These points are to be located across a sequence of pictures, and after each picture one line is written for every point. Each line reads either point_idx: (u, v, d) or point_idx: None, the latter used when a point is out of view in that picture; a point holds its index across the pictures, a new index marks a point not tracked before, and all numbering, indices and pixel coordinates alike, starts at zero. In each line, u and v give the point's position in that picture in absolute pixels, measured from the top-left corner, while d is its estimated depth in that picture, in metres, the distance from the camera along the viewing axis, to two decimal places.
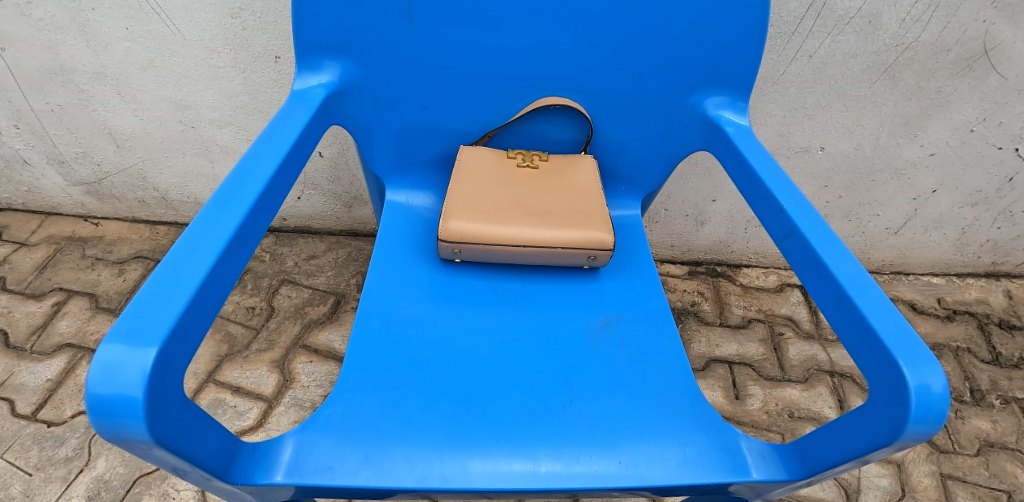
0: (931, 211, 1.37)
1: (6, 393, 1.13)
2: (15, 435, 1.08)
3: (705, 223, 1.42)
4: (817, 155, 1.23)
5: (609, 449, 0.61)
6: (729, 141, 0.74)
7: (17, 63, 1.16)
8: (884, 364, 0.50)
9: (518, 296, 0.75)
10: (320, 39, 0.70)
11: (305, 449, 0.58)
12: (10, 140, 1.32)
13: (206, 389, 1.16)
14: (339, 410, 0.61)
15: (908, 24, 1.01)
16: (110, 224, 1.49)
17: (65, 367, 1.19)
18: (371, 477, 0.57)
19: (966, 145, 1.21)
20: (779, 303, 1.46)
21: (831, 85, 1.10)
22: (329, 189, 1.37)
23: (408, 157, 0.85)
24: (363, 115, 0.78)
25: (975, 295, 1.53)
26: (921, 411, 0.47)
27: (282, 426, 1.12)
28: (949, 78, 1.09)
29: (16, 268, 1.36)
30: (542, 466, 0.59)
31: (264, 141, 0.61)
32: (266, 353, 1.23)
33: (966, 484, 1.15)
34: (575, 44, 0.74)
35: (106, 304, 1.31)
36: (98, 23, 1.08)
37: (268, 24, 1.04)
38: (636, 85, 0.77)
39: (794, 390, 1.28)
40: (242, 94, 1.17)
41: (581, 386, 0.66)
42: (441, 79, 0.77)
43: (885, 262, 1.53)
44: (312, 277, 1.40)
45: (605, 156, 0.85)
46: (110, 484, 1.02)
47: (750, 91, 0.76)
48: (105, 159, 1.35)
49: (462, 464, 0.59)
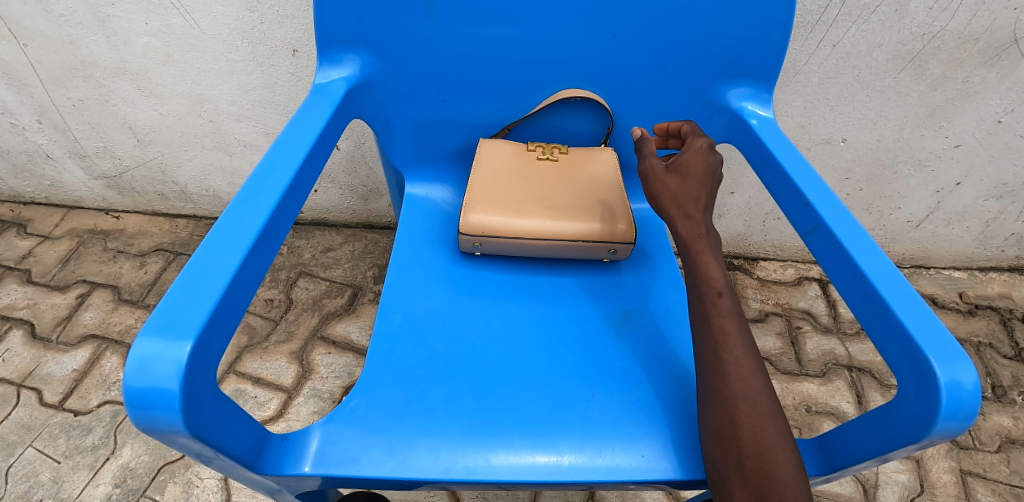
0: (955, 204, 1.34)
1: (34, 383, 1.16)
2: (44, 424, 1.10)
3: (723, 216, 1.40)
4: (839, 147, 1.21)
5: (632, 442, 0.61)
6: (752, 134, 0.73)
7: (39, 59, 1.18)
8: (913, 361, 0.50)
9: (537, 289, 0.75)
10: (341, 33, 0.71)
11: (332, 440, 0.58)
12: (33, 135, 1.35)
13: (227, 380, 1.18)
14: (363, 402, 0.62)
15: (936, 12, 0.99)
16: (131, 217, 1.51)
17: (91, 357, 1.21)
18: (395, 469, 0.57)
19: (992, 136, 1.18)
20: (797, 297, 1.45)
21: (855, 76, 1.08)
22: (346, 182, 1.38)
23: (426, 149, 0.85)
24: (383, 108, 0.78)
25: (998, 290, 1.50)
26: (951, 409, 0.47)
27: (302, 417, 1.13)
28: (977, 67, 1.06)
29: (41, 261, 1.39)
30: (565, 457, 0.60)
31: (287, 137, 0.61)
32: (285, 344, 1.25)
33: (985, 480, 1.14)
34: (597, 35, 0.74)
35: (128, 295, 1.33)
36: (118, 18, 1.09)
37: (286, 17, 1.04)
38: (658, 76, 0.76)
39: (812, 385, 1.27)
40: (259, 88, 1.17)
41: (602, 380, 0.66)
42: (461, 69, 0.76)
43: (905, 255, 1.51)
44: (329, 270, 1.41)
45: (625, 148, 0.85)
46: (136, 472, 1.05)
47: (775, 82, 0.74)
48: (125, 154, 1.37)
49: (486, 456, 0.59)
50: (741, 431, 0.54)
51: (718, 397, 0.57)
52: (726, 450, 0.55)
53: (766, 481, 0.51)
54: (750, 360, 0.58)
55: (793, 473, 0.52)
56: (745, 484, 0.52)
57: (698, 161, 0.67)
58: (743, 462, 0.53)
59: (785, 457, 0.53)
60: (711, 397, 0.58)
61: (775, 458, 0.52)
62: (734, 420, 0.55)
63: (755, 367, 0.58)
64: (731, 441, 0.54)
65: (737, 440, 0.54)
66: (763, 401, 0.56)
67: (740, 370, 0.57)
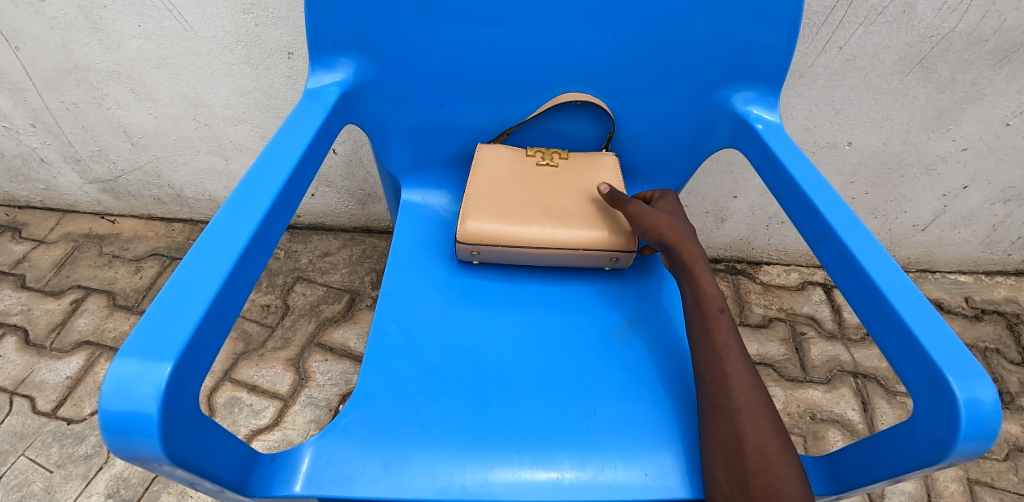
0: (962, 208, 1.32)
1: (27, 391, 1.14)
2: (36, 432, 1.08)
3: (726, 220, 1.38)
4: (844, 150, 1.19)
5: (635, 459, 0.59)
6: (758, 139, 0.71)
7: (31, 62, 1.16)
8: (930, 378, 0.48)
9: (537, 298, 0.74)
10: (334, 36, 0.69)
11: (324, 458, 0.56)
12: (26, 138, 1.33)
13: (222, 387, 1.16)
14: (356, 418, 0.60)
15: (944, 13, 0.97)
16: (126, 221, 1.50)
17: (84, 364, 1.19)
18: (390, 488, 0.55)
19: (1000, 139, 1.16)
20: (801, 302, 1.43)
21: (861, 78, 1.06)
22: (343, 186, 1.36)
23: (423, 155, 0.83)
24: (378, 113, 0.77)
25: (1005, 294, 1.48)
26: (971, 429, 0.45)
27: (298, 426, 1.11)
28: (986, 69, 1.04)
29: (35, 266, 1.37)
30: (566, 475, 0.58)
31: (277, 143, 0.59)
32: (281, 351, 1.23)
33: (994, 489, 1.11)
34: (598, 38, 0.72)
35: (123, 301, 1.31)
36: (111, 21, 1.07)
37: (281, 19, 1.02)
38: (661, 79, 0.74)
39: (817, 392, 1.25)
40: (255, 91, 1.15)
41: (604, 394, 0.64)
42: (458, 73, 0.74)
43: (911, 259, 1.48)
44: (326, 275, 1.39)
45: (626, 152, 0.83)
46: (129, 482, 1.03)
47: (781, 85, 0.72)
48: (120, 157, 1.35)
49: (483, 475, 0.57)
50: (746, 444, 0.53)
51: (720, 412, 0.57)
52: (730, 467, 0.53)
53: (772, 496, 0.50)
54: (751, 376, 0.58)
55: (799, 489, 0.50)
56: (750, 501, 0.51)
57: (671, 203, 0.72)
58: (748, 477, 0.52)
59: (791, 471, 0.51)
60: (712, 411, 0.58)
61: (780, 472, 0.51)
62: (737, 433, 0.54)
63: (756, 384, 0.58)
64: (736, 456, 0.53)
65: (742, 454, 0.53)
66: (766, 416, 0.55)
67: (743, 385, 0.57)
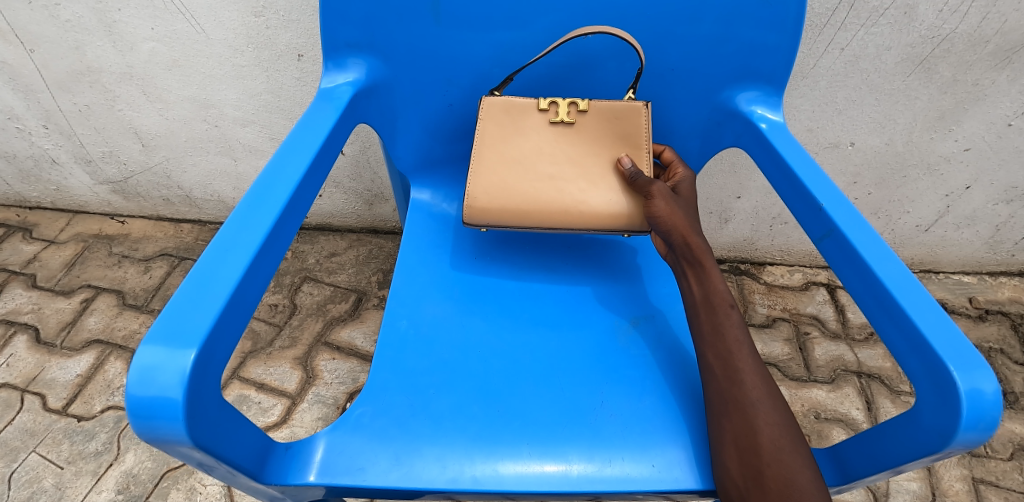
0: (965, 208, 1.33)
1: (38, 388, 1.16)
2: (47, 429, 1.10)
3: (729, 220, 1.39)
4: (847, 151, 1.20)
5: (643, 452, 0.60)
6: (762, 138, 0.72)
7: (45, 64, 1.18)
8: (932, 370, 0.49)
9: (545, 296, 0.75)
10: (346, 37, 0.70)
11: (338, 449, 0.58)
12: (39, 140, 1.35)
13: (231, 385, 1.18)
14: (368, 411, 0.61)
15: (945, 14, 0.98)
16: (136, 222, 1.51)
17: (94, 362, 1.21)
18: (401, 478, 0.56)
19: (1002, 140, 1.17)
20: (805, 302, 1.43)
21: (863, 79, 1.07)
22: (350, 187, 1.38)
23: (432, 155, 0.84)
24: (389, 112, 0.78)
25: (1009, 294, 1.48)
26: (972, 418, 0.46)
27: (306, 423, 1.13)
28: (987, 70, 1.05)
29: (46, 265, 1.39)
30: (574, 467, 0.59)
31: (292, 142, 0.61)
32: (289, 350, 1.24)
33: (999, 489, 1.12)
34: (604, 39, 0.73)
35: (132, 300, 1.33)
36: (124, 23, 1.09)
37: (291, 22, 1.04)
38: (666, 80, 0.76)
39: (820, 391, 1.25)
40: (264, 93, 1.17)
41: (612, 388, 0.65)
42: (467, 73, 0.76)
43: (914, 260, 1.49)
44: (333, 275, 1.40)
45: None
46: (139, 478, 1.04)
47: (784, 86, 0.74)
48: (130, 158, 1.37)
49: (493, 465, 0.58)
50: (761, 438, 0.55)
51: (732, 405, 0.58)
52: (744, 460, 0.55)
53: (787, 488, 0.51)
54: (760, 370, 0.60)
55: (812, 478, 0.52)
56: (765, 491, 0.52)
57: (691, 188, 0.74)
58: (763, 469, 0.53)
59: (803, 463, 0.53)
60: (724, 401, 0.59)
61: (794, 464, 0.53)
62: (752, 428, 0.56)
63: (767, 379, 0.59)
64: (750, 449, 0.55)
65: (757, 447, 0.54)
66: (777, 410, 0.57)
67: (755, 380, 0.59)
